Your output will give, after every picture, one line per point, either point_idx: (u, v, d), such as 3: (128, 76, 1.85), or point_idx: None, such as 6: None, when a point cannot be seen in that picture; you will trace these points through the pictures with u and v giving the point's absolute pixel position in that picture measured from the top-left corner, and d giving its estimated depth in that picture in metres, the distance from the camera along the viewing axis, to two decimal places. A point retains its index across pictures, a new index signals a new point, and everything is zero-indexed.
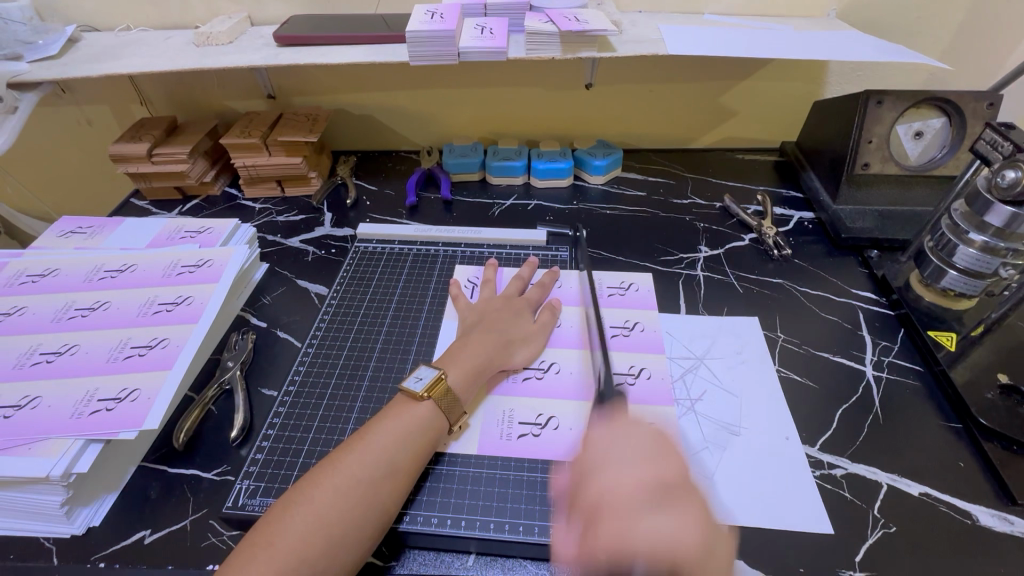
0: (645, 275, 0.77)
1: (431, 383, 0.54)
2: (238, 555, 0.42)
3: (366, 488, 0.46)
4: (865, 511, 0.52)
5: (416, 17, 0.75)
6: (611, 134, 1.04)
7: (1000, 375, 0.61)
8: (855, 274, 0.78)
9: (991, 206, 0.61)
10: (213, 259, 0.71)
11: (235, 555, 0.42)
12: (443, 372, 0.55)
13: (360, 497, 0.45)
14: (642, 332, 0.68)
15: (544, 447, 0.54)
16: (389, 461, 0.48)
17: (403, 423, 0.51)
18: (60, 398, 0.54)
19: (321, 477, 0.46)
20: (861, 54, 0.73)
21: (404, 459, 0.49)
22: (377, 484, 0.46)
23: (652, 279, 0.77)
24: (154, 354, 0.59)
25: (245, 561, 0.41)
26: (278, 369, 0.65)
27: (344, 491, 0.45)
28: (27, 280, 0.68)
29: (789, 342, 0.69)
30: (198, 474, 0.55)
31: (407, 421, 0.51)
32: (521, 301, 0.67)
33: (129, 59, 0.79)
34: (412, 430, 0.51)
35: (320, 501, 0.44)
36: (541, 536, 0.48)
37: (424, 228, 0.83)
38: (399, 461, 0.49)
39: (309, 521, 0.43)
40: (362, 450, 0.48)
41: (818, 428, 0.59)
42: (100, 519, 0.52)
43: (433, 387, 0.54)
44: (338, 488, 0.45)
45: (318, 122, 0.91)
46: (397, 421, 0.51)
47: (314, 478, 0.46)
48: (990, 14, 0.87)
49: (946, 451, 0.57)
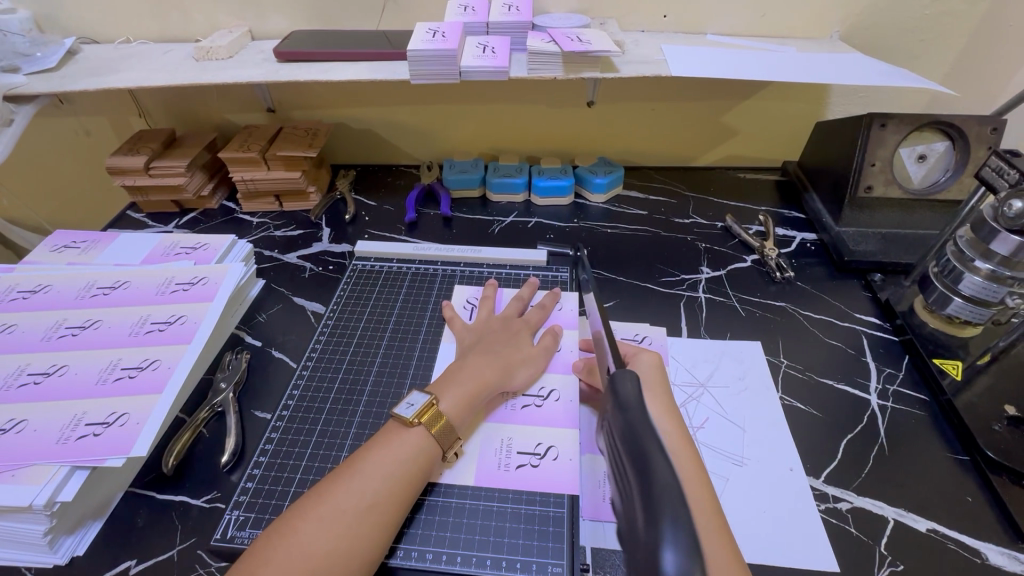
0: (656, 327, 0.72)
1: (421, 409, 0.52)
2: None
3: (352, 520, 0.44)
4: (871, 548, 0.51)
5: (418, 35, 0.74)
6: (613, 151, 1.03)
7: (1007, 406, 0.60)
8: (859, 298, 0.77)
9: (997, 234, 0.60)
10: (209, 276, 0.70)
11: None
12: (435, 398, 0.53)
13: (345, 530, 0.44)
14: None
15: (544, 479, 0.53)
16: (377, 492, 0.47)
17: (392, 452, 0.49)
18: (47, 422, 0.53)
19: (307, 508, 0.45)
20: (864, 77, 0.73)
21: (391, 489, 0.47)
22: (364, 516, 0.45)
23: (666, 332, 0.71)
24: (145, 377, 0.58)
25: None
26: (272, 392, 0.64)
27: (330, 524, 0.44)
28: (18, 297, 0.66)
29: (792, 368, 0.68)
30: (187, 501, 0.54)
31: (396, 449, 0.50)
32: (520, 322, 0.66)
33: (127, 72, 0.78)
34: (402, 459, 0.49)
35: (304, 535, 0.43)
36: (538, 574, 0.47)
37: (423, 246, 0.82)
38: (388, 492, 0.47)
39: (293, 555, 0.42)
40: (349, 481, 0.47)
41: (822, 459, 0.58)
42: (84, 549, 0.50)
43: (425, 413, 0.52)
44: (323, 520, 0.44)
45: (317, 137, 0.90)
46: (386, 450, 0.49)
47: (302, 509, 0.45)
48: (994, 38, 0.87)
49: (954, 485, 0.56)
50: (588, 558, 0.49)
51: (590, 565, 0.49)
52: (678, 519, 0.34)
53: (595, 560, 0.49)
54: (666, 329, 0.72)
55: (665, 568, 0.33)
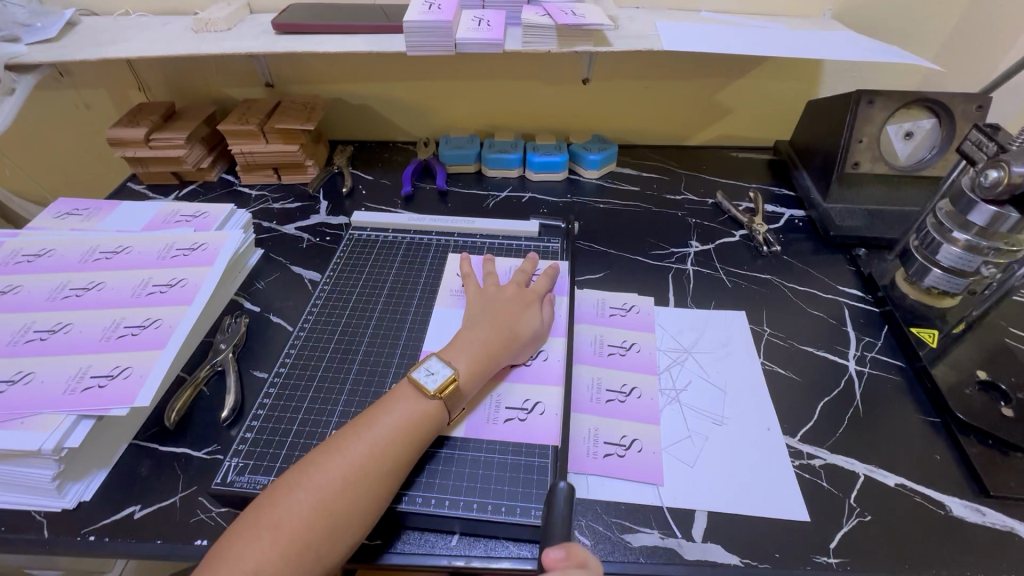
0: (644, 296, 0.74)
1: (443, 383, 0.54)
2: (240, 535, 0.43)
3: (372, 480, 0.47)
4: (841, 500, 0.53)
5: (414, 8, 0.75)
6: (608, 129, 1.04)
7: (979, 371, 0.63)
8: (842, 271, 0.79)
9: (974, 205, 0.62)
10: (208, 243, 0.72)
11: (238, 534, 0.43)
12: (456, 372, 0.55)
13: (365, 490, 0.46)
14: (638, 354, 0.66)
15: (529, 432, 0.56)
16: (392, 454, 0.49)
17: (409, 417, 0.51)
18: (53, 374, 0.55)
19: (326, 462, 0.47)
20: (852, 54, 0.74)
21: (406, 454, 0.50)
22: (381, 477, 0.48)
23: (653, 301, 0.73)
24: (148, 334, 0.60)
25: (250, 543, 0.42)
26: (271, 353, 0.66)
27: (349, 482, 0.46)
28: (23, 260, 0.68)
29: (774, 336, 0.70)
30: (188, 452, 0.56)
31: (413, 414, 0.52)
32: (530, 292, 0.67)
33: (127, 43, 0.79)
34: (417, 424, 0.51)
35: (326, 489, 0.45)
36: (523, 517, 0.50)
37: (418, 217, 0.84)
38: (402, 455, 0.50)
39: (314, 507, 0.44)
40: (366, 439, 0.49)
41: (799, 420, 0.60)
42: (90, 494, 0.53)
43: (445, 388, 0.54)
44: (346, 479, 0.46)
45: (315, 111, 0.91)
46: (402, 414, 0.51)
47: (319, 461, 0.48)
48: (983, 17, 0.88)
49: (923, 445, 0.58)
50: None
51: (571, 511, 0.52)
52: None
53: (578, 509, 0.52)
54: (653, 299, 0.74)
55: None
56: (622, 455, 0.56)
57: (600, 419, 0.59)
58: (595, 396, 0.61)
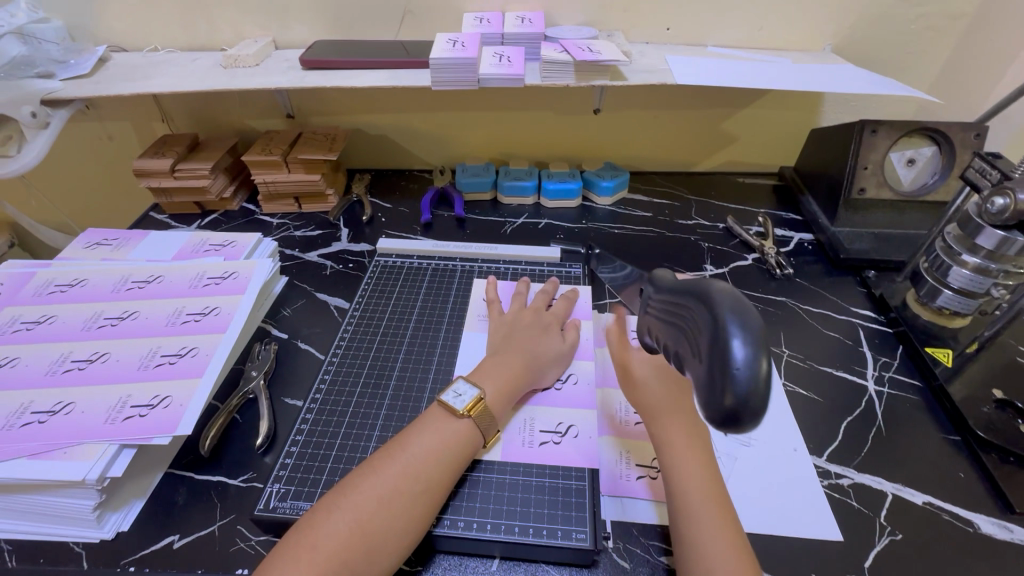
0: None
1: (470, 402, 0.55)
2: (280, 557, 0.44)
3: (408, 500, 0.48)
4: (872, 519, 0.54)
5: (438, 45, 0.79)
6: (618, 157, 1.08)
7: (995, 390, 0.65)
8: (854, 293, 0.81)
9: (981, 229, 0.65)
10: (239, 271, 0.73)
11: (276, 558, 0.44)
12: (481, 391, 0.56)
13: (400, 511, 0.47)
14: None
15: (565, 455, 0.57)
16: (426, 475, 0.50)
17: (441, 439, 0.52)
18: (93, 404, 0.56)
19: (363, 483, 0.48)
20: (857, 86, 0.78)
21: (442, 475, 0.51)
22: (417, 497, 0.48)
23: None
24: (185, 363, 0.61)
25: (290, 563, 0.43)
26: (301, 379, 0.67)
27: (387, 502, 0.47)
28: (56, 290, 0.69)
29: (794, 357, 0.72)
30: (224, 481, 0.57)
31: (446, 437, 0.53)
32: (549, 316, 0.69)
33: (159, 79, 0.82)
34: (450, 446, 0.52)
35: (362, 511, 0.46)
36: (563, 540, 0.50)
37: (442, 243, 0.86)
38: (437, 477, 0.50)
39: (351, 528, 0.45)
40: (399, 459, 0.50)
41: (824, 439, 0.62)
42: (129, 524, 0.53)
43: (473, 406, 0.55)
44: (381, 500, 0.47)
45: (337, 142, 0.94)
46: (434, 436, 0.52)
47: (355, 483, 0.48)
48: (976, 49, 0.93)
49: (946, 462, 0.60)
50: (608, 529, 0.53)
51: (610, 534, 0.52)
52: (745, 312, 0.33)
53: (615, 531, 0.53)
54: None
55: (736, 357, 0.31)
56: (655, 476, 0.57)
57: (632, 442, 0.60)
58: (624, 419, 0.62)
